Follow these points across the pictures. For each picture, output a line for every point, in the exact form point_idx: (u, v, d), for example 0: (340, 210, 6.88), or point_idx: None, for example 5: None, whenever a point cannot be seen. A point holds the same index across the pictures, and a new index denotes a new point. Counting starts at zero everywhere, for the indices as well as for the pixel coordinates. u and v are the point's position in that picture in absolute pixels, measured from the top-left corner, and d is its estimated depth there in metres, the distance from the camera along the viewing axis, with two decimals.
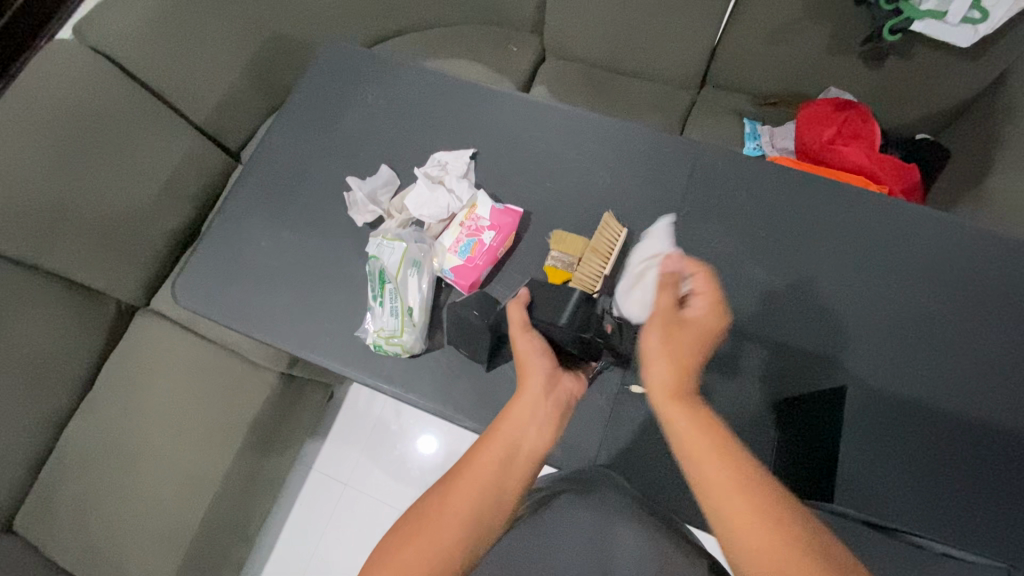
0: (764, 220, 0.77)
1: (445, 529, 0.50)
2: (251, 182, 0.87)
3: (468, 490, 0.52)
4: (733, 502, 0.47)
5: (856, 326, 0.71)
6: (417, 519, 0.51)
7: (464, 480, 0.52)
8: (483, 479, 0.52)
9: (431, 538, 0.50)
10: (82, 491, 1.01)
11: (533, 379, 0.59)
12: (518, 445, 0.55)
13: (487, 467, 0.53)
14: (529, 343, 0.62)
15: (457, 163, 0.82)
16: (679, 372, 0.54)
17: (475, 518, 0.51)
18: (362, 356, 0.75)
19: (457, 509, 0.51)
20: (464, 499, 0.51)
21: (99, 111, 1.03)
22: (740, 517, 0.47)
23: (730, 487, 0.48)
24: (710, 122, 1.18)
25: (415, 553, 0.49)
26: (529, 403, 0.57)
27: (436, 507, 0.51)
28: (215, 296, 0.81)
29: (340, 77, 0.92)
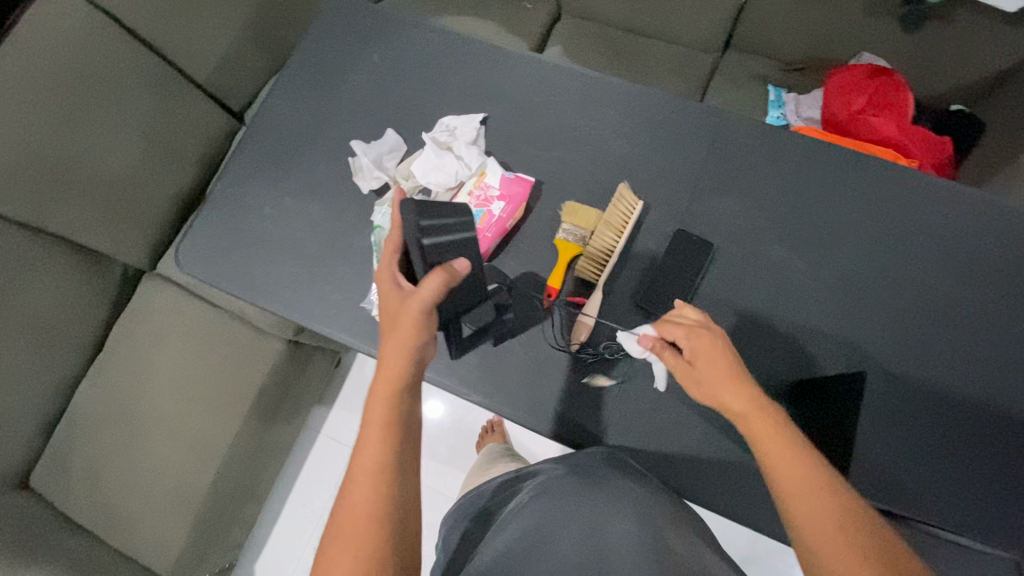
0: (787, 194, 0.74)
1: (354, 541, 0.47)
2: (253, 145, 0.84)
3: (360, 496, 0.49)
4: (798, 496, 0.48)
5: (877, 308, 0.69)
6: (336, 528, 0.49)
7: (359, 468, 0.50)
8: (370, 480, 0.50)
9: (352, 551, 0.47)
10: (94, 452, 1.03)
11: (399, 359, 0.55)
12: (398, 429, 0.53)
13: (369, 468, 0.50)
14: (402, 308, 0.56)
15: (466, 128, 0.79)
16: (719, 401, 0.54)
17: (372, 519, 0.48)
18: (367, 327, 0.74)
19: (353, 517, 0.48)
20: (358, 506, 0.49)
21: (99, 64, 0.98)
22: (806, 493, 0.48)
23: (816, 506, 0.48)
24: (732, 88, 1.13)
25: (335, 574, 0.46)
26: (392, 386, 0.54)
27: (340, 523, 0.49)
28: (217, 263, 0.80)
29: (345, 35, 0.87)
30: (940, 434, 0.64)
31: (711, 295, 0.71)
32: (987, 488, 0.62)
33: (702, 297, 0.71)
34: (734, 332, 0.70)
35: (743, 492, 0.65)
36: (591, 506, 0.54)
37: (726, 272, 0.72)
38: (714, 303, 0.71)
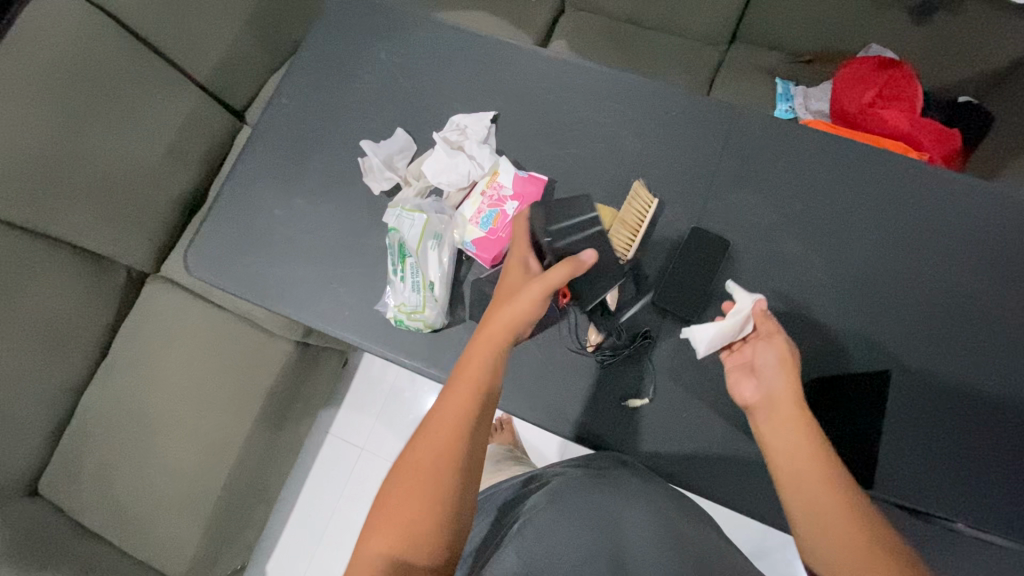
0: (803, 190, 0.73)
1: (432, 486, 0.50)
2: (260, 146, 0.82)
3: (445, 440, 0.52)
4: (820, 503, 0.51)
5: (894, 303, 0.69)
6: (411, 463, 0.52)
7: (448, 413, 0.54)
8: (452, 429, 0.53)
9: (424, 491, 0.50)
10: (104, 457, 1.02)
11: (505, 325, 0.59)
12: (491, 387, 0.56)
13: (455, 418, 0.53)
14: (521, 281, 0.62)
15: (478, 127, 0.78)
16: (762, 398, 0.57)
17: (451, 467, 0.51)
18: (380, 330, 0.73)
19: (434, 458, 0.52)
20: (441, 449, 0.52)
21: (99, 65, 0.97)
22: (826, 505, 0.50)
23: (839, 513, 0.50)
24: (740, 80, 1.12)
25: (409, 509, 0.49)
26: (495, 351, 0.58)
27: (415, 462, 0.52)
28: (227, 267, 0.79)
29: (351, 32, 0.86)
30: (959, 428, 0.64)
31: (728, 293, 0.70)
32: (1007, 483, 0.62)
33: (718, 295, 0.71)
34: None
35: (764, 491, 0.65)
36: (606, 502, 0.54)
37: (742, 270, 0.71)
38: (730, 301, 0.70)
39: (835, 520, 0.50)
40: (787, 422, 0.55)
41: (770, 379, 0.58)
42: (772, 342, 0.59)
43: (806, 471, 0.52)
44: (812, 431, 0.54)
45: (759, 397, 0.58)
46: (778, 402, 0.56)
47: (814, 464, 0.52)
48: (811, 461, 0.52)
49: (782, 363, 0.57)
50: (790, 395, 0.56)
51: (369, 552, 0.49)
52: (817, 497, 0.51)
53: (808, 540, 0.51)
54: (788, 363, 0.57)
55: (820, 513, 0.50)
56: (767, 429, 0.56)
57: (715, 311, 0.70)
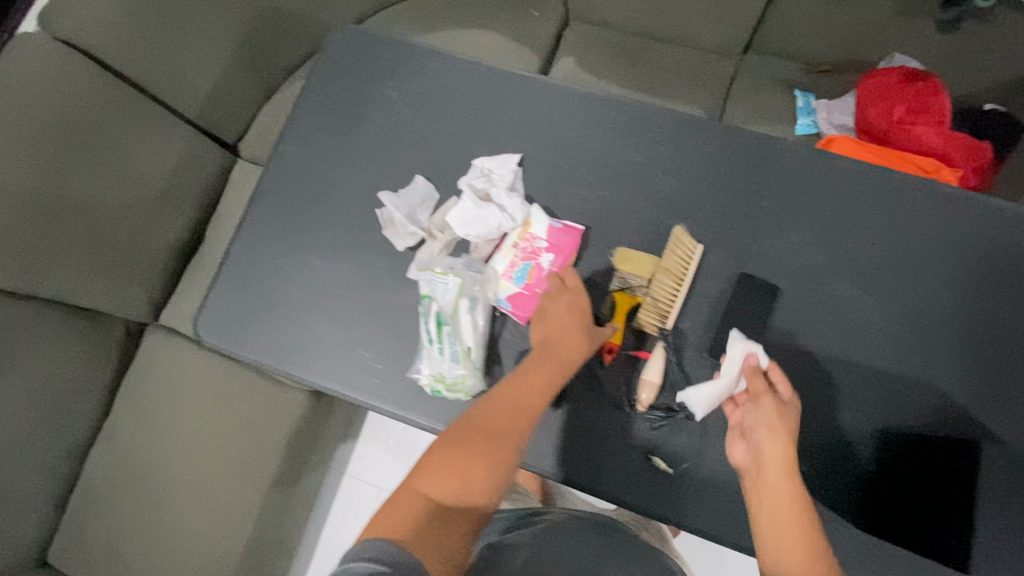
0: (849, 227, 0.70)
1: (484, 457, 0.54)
2: (268, 199, 0.77)
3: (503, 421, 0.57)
4: (789, 562, 0.51)
5: (948, 345, 0.66)
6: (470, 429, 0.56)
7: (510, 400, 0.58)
8: (514, 417, 0.58)
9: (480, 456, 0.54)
10: (114, 523, 0.97)
11: (572, 344, 0.62)
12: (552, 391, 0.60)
13: (519, 406, 0.58)
14: (582, 309, 0.64)
15: (503, 171, 0.73)
16: (748, 460, 0.57)
17: (505, 449, 0.55)
18: (414, 398, 0.68)
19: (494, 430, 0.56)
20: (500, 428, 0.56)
21: (83, 112, 0.91)
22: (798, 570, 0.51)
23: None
24: (757, 94, 1.08)
25: (458, 467, 0.53)
26: (561, 365, 0.61)
27: (471, 429, 0.56)
28: (241, 333, 0.73)
29: (357, 71, 0.80)
30: None
31: (779, 342, 0.67)
32: None
33: (769, 345, 0.67)
34: (807, 380, 0.66)
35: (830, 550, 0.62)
36: None
37: (792, 316, 0.68)
38: (782, 351, 0.67)
39: None
40: (777, 485, 0.54)
41: (762, 448, 0.56)
42: (760, 404, 0.57)
43: (785, 531, 0.52)
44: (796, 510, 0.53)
45: (750, 458, 0.57)
46: (766, 467, 0.55)
47: (793, 541, 0.52)
48: (793, 544, 0.52)
49: (775, 426, 0.56)
50: (780, 471, 0.54)
51: (413, 487, 0.52)
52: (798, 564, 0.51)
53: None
54: (779, 430, 0.56)
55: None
56: (755, 500, 0.55)
57: None
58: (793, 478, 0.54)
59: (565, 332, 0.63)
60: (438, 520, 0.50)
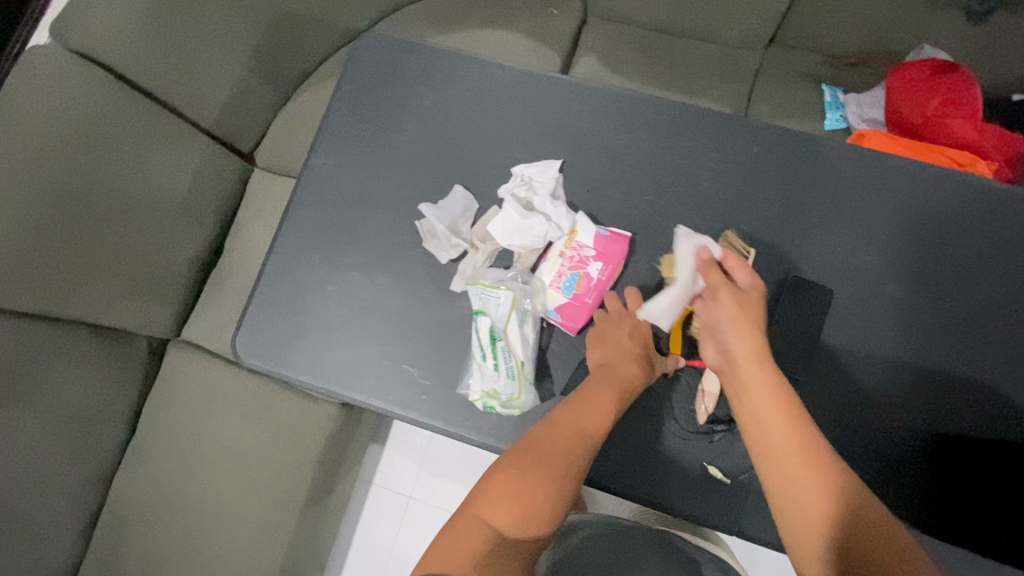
0: (899, 227, 0.69)
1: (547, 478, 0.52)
2: (302, 213, 0.75)
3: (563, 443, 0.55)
4: (777, 449, 0.53)
5: (1001, 343, 0.66)
6: (530, 449, 0.55)
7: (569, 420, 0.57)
8: (574, 443, 0.55)
9: (543, 477, 0.52)
10: (147, 546, 0.95)
11: (630, 365, 0.61)
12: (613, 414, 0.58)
13: (578, 432, 0.56)
14: (639, 332, 0.64)
15: (544, 178, 0.72)
16: (721, 358, 0.60)
17: (570, 474, 0.53)
18: (464, 415, 0.67)
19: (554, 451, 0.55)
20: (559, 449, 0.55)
21: (98, 125, 0.87)
22: (787, 454, 0.52)
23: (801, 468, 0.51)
24: (783, 89, 1.06)
25: (520, 488, 0.51)
26: (620, 387, 0.60)
27: (531, 453, 0.54)
28: (281, 352, 0.71)
29: (388, 79, 0.78)
30: None
31: (833, 345, 0.67)
32: None
33: (824, 349, 0.66)
34: (863, 383, 0.66)
35: None
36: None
37: (846, 318, 0.67)
38: (838, 355, 0.66)
39: (793, 470, 0.51)
40: (751, 374, 0.56)
41: (727, 341, 0.59)
42: (718, 299, 0.60)
43: (768, 419, 0.54)
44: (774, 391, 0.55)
45: (721, 356, 0.60)
46: (734, 358, 0.58)
47: (778, 420, 0.54)
48: (779, 434, 0.53)
49: (738, 317, 0.58)
50: (751, 360, 0.57)
51: (475, 513, 0.51)
52: (785, 449, 0.52)
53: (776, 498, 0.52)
54: (739, 318, 0.58)
55: (785, 471, 0.52)
56: (736, 392, 0.57)
57: (822, 366, 0.66)
58: (763, 362, 0.57)
59: (625, 358, 0.62)
60: (503, 549, 0.48)
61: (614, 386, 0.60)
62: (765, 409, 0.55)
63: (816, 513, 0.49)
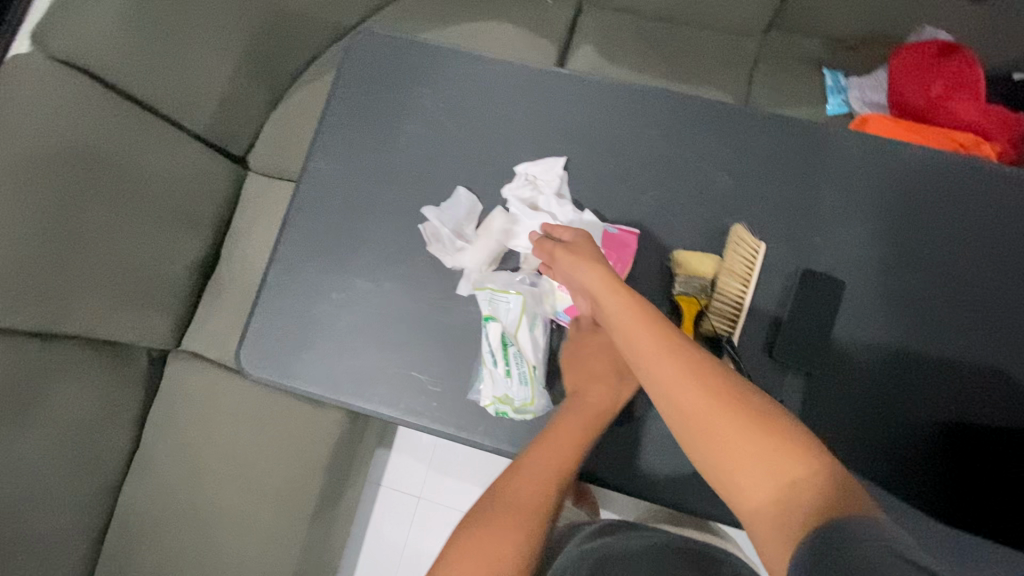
0: (912, 215, 0.68)
1: (521, 525, 0.52)
2: (302, 220, 0.73)
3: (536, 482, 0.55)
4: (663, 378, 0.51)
5: (1014, 329, 0.66)
6: (501, 492, 0.54)
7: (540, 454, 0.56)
8: (542, 478, 0.55)
9: (516, 522, 0.52)
10: (158, 559, 0.94)
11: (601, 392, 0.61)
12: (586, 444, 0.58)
13: (546, 468, 0.55)
14: (606, 350, 0.63)
15: (549, 177, 0.70)
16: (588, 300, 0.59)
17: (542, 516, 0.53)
18: (476, 422, 0.66)
19: (528, 493, 0.54)
20: (532, 489, 0.54)
21: (86, 134, 0.84)
22: (670, 380, 0.50)
23: (700, 398, 0.49)
24: (784, 74, 1.05)
25: (493, 539, 0.50)
26: (592, 416, 0.60)
27: (500, 498, 0.54)
28: (287, 363, 0.70)
29: (384, 79, 0.76)
30: None
31: (847, 337, 0.66)
32: None
33: (837, 342, 0.66)
34: (877, 375, 0.65)
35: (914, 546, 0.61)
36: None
37: (858, 310, 0.66)
38: (851, 347, 0.66)
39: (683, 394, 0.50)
40: (613, 307, 0.55)
41: (583, 281, 0.57)
42: (558, 255, 0.60)
43: (641, 348, 0.52)
44: (651, 324, 0.52)
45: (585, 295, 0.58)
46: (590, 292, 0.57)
47: (646, 344, 0.52)
48: (655, 359, 0.51)
49: (580, 259, 0.58)
50: (610, 296, 0.55)
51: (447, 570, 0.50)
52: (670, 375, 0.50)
53: (686, 439, 0.49)
54: (578, 260, 0.58)
55: (676, 395, 0.50)
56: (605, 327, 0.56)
57: (836, 359, 0.66)
58: (613, 288, 0.55)
59: (598, 381, 0.62)
60: None
61: (586, 414, 0.59)
62: (636, 337, 0.53)
63: (716, 428, 0.48)
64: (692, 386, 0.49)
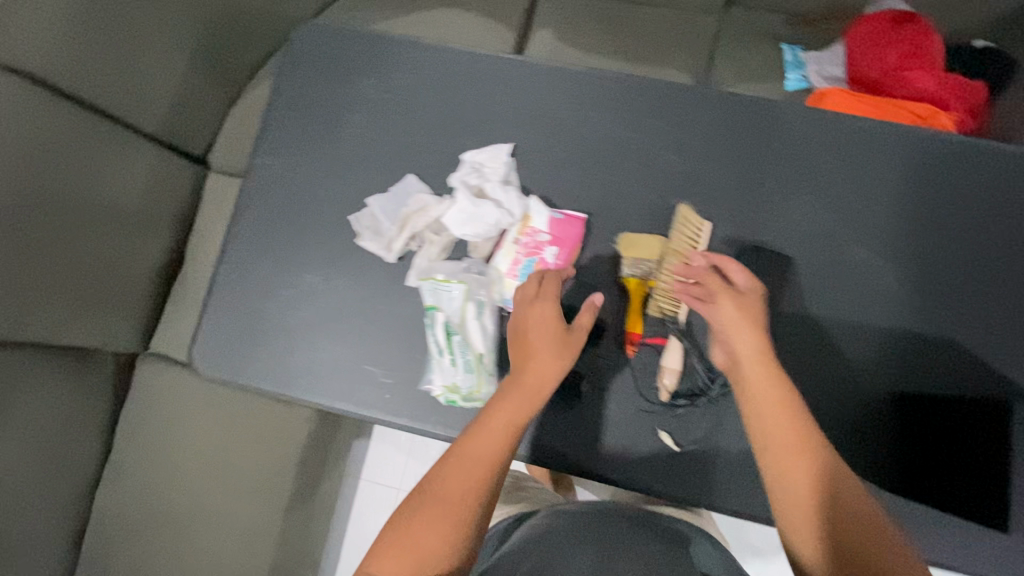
0: (858, 187, 0.68)
1: (448, 520, 0.49)
2: (250, 217, 0.72)
3: (465, 475, 0.52)
4: (790, 459, 0.51)
5: (963, 297, 0.66)
6: (431, 488, 0.51)
7: (472, 443, 0.53)
8: (472, 472, 0.52)
9: (443, 519, 0.49)
10: (133, 561, 0.94)
11: (540, 370, 0.58)
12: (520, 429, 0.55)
13: (476, 461, 0.52)
14: (545, 325, 0.60)
15: (494, 164, 0.70)
16: (727, 361, 0.58)
17: (470, 507, 0.50)
18: (428, 411, 0.66)
19: (459, 486, 0.51)
20: (462, 482, 0.51)
21: (34, 136, 0.80)
22: (791, 464, 0.51)
23: (802, 482, 0.50)
24: (743, 51, 1.04)
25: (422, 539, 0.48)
26: (528, 398, 0.56)
27: (429, 493, 0.51)
28: (239, 360, 0.70)
29: (327, 70, 0.76)
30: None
31: (795, 312, 0.66)
32: None
33: (786, 316, 0.66)
34: (827, 347, 0.65)
35: None
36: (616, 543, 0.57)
37: (807, 284, 0.66)
38: (799, 320, 0.66)
39: (800, 482, 0.50)
40: (755, 376, 0.55)
41: (732, 343, 0.57)
42: (720, 302, 0.58)
43: (772, 429, 0.53)
44: (775, 374, 0.54)
45: (728, 356, 0.58)
46: (741, 356, 0.56)
47: (778, 422, 0.52)
48: (782, 442, 0.52)
49: (745, 322, 0.57)
50: (758, 367, 0.55)
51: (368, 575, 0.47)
52: (783, 458, 0.51)
53: (772, 478, 0.52)
54: (741, 323, 0.57)
55: (789, 475, 0.51)
56: (741, 395, 0.56)
57: (785, 334, 0.66)
58: (767, 363, 0.55)
59: (537, 360, 0.58)
60: None
61: (520, 396, 0.56)
62: (765, 414, 0.53)
63: (824, 522, 0.49)
64: (812, 477, 0.50)
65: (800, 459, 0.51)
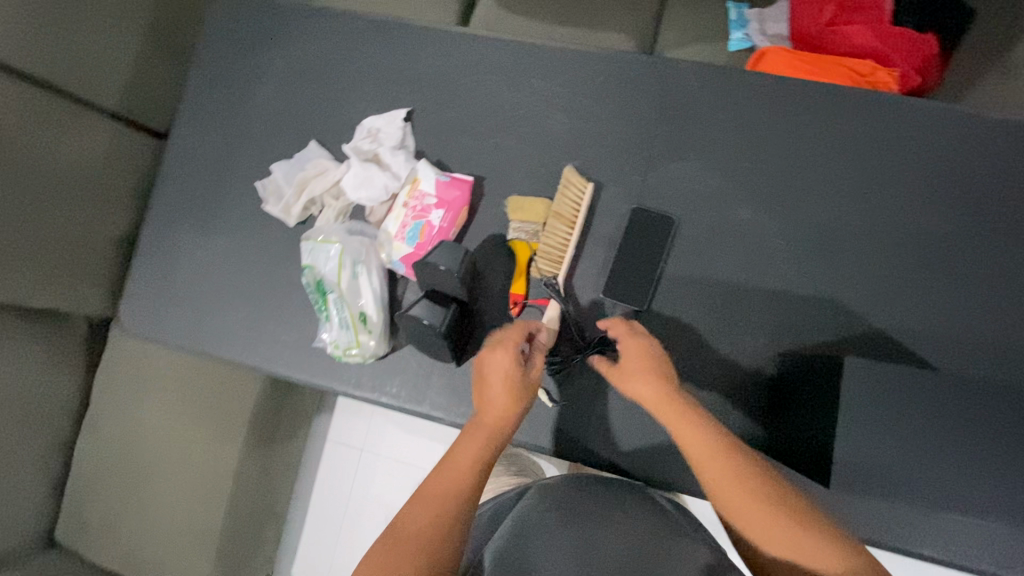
0: (751, 145, 0.67)
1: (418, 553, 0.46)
2: (170, 186, 0.77)
3: (432, 510, 0.49)
4: (733, 493, 0.48)
5: (856, 257, 0.63)
6: (401, 525, 0.49)
7: (439, 479, 0.52)
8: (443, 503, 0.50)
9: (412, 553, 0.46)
10: (106, 506, 1.03)
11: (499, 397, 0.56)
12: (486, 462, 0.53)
13: (445, 493, 0.51)
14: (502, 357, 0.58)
15: (390, 129, 0.72)
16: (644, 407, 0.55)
17: (441, 542, 0.47)
18: (321, 364, 0.70)
19: (430, 523, 0.48)
20: (431, 516, 0.49)
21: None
22: (737, 496, 0.48)
23: (759, 510, 0.47)
24: (687, 13, 1.00)
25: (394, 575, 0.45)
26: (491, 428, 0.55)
27: (397, 531, 0.48)
28: (160, 319, 0.75)
29: (241, 44, 0.79)
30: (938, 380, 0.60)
31: (677, 272, 0.66)
32: None
33: (669, 276, 0.66)
34: (709, 308, 0.65)
35: None
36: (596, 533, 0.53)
37: (691, 245, 0.66)
38: (682, 281, 0.65)
39: (756, 515, 0.47)
40: (669, 415, 0.52)
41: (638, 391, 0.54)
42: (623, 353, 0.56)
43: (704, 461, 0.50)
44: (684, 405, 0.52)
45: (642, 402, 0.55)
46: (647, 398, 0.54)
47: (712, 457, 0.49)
48: (720, 474, 0.49)
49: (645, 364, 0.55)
50: (667, 406, 0.52)
51: None
52: (730, 488, 0.48)
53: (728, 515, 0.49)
54: (643, 365, 0.55)
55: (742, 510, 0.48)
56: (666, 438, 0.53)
57: (667, 294, 0.65)
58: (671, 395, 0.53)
59: (495, 386, 0.57)
60: None
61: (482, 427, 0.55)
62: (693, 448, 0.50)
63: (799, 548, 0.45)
64: (764, 503, 0.47)
65: (745, 488, 0.48)
